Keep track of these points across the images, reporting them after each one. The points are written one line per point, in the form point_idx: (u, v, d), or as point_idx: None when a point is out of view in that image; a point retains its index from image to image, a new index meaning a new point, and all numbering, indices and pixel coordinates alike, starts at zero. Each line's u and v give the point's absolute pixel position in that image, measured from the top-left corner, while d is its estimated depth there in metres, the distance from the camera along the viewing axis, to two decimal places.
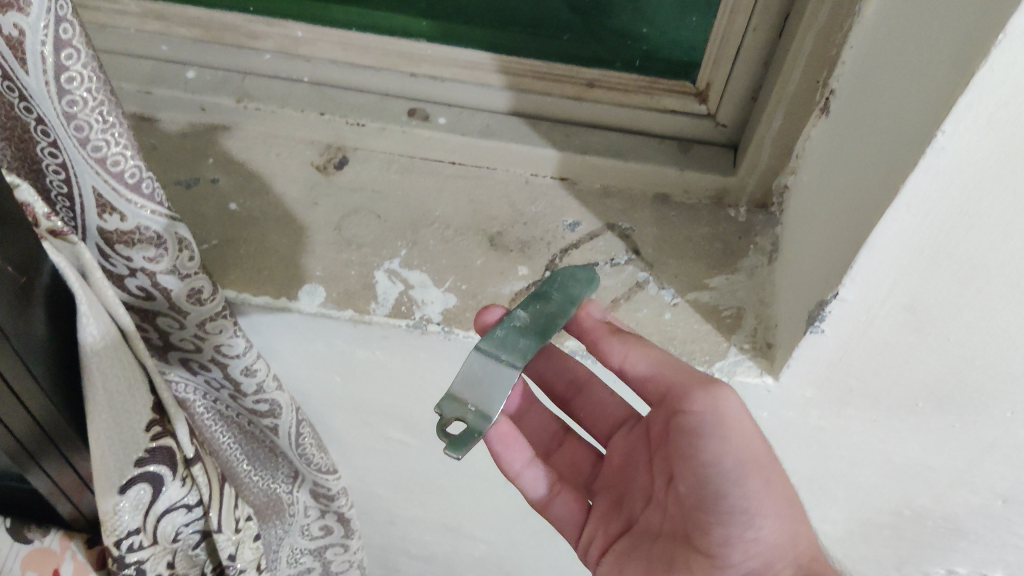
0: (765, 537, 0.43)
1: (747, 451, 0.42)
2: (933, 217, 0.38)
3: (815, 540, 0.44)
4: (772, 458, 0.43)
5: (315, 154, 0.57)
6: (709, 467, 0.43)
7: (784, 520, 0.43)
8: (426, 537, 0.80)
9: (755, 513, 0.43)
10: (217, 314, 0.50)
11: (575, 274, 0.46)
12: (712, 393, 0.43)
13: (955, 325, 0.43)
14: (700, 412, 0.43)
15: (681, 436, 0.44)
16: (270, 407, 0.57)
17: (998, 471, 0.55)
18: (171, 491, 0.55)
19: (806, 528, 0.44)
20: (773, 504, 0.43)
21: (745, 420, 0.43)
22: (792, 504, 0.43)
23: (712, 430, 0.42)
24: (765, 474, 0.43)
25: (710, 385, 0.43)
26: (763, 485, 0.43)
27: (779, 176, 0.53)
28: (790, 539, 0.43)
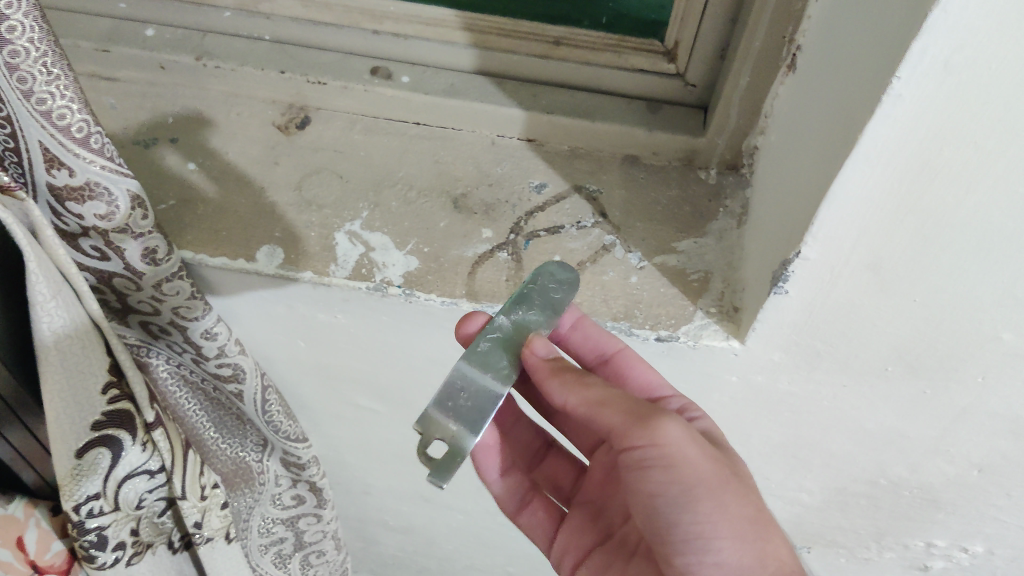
0: (728, 561, 0.41)
1: (694, 477, 0.41)
2: (894, 171, 0.37)
3: (790, 555, 0.41)
4: (725, 476, 0.42)
5: (276, 114, 0.56)
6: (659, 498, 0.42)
7: (746, 541, 0.41)
8: (403, 507, 0.79)
9: (712, 536, 0.41)
10: (175, 275, 0.49)
11: (560, 277, 0.46)
12: (649, 427, 0.41)
13: (920, 284, 0.43)
14: (642, 446, 0.42)
15: (631, 466, 0.43)
16: (234, 371, 0.56)
17: (972, 438, 0.54)
18: (132, 456, 0.55)
19: (777, 543, 0.42)
20: (731, 526, 0.41)
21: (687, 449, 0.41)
22: (756, 523, 0.41)
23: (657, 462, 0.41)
24: (718, 495, 0.41)
25: (647, 419, 0.41)
26: (717, 507, 0.41)
27: (748, 137, 0.52)
28: (756, 559, 0.40)
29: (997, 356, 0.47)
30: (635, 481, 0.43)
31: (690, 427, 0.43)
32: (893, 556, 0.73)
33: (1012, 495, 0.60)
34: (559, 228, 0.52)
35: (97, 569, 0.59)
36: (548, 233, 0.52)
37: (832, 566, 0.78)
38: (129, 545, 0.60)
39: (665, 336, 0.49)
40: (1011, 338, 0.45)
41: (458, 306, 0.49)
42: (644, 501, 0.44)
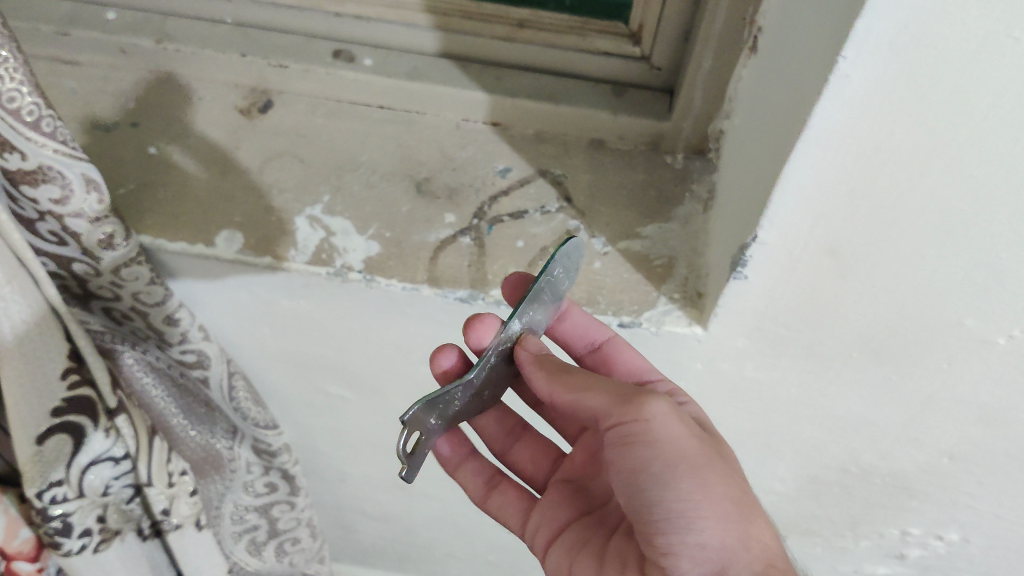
0: (711, 542, 0.41)
1: (677, 454, 0.42)
2: (846, 154, 0.36)
3: (771, 542, 0.42)
4: (709, 457, 0.43)
5: (238, 98, 0.55)
6: (641, 476, 0.43)
7: (730, 523, 0.42)
8: (379, 495, 0.79)
9: (696, 516, 0.41)
10: (134, 260, 0.49)
11: (569, 261, 0.44)
12: (633, 404, 0.42)
13: (880, 270, 0.42)
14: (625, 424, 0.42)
15: (613, 448, 0.44)
16: (198, 357, 0.56)
17: (940, 425, 0.54)
18: (95, 444, 0.53)
19: (758, 526, 0.42)
20: (714, 505, 0.42)
21: (669, 426, 0.42)
22: (738, 503, 0.42)
23: (639, 440, 0.42)
24: (701, 473, 0.42)
25: (631, 399, 0.42)
26: (699, 485, 0.42)
27: (714, 121, 0.51)
28: (738, 541, 0.41)
29: (961, 342, 0.46)
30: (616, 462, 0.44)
31: (675, 408, 0.44)
32: (869, 544, 0.73)
33: (984, 483, 0.59)
34: (522, 213, 0.52)
35: (65, 555, 0.59)
36: (512, 219, 0.51)
37: (809, 555, 0.77)
38: (97, 532, 0.59)
39: (627, 323, 0.48)
40: (974, 324, 0.45)
41: (419, 292, 0.49)
42: (623, 484, 0.44)
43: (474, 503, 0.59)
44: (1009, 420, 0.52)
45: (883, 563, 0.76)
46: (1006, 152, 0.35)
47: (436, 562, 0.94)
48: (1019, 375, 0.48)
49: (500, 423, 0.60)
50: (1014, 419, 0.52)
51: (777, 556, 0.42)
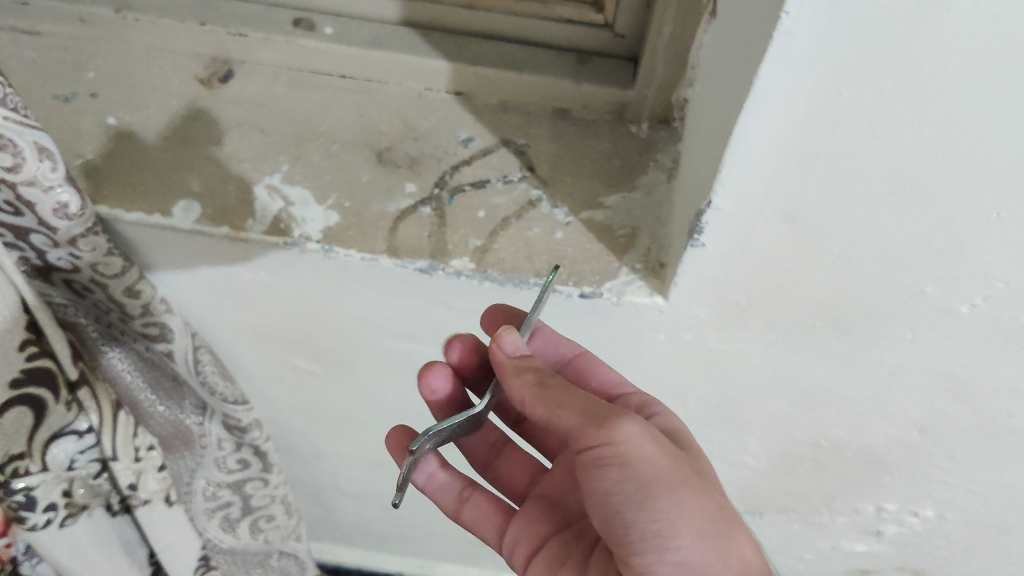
0: (689, 560, 0.42)
1: (653, 473, 0.42)
2: (795, 113, 0.36)
3: (752, 556, 0.42)
4: (683, 475, 0.43)
5: (199, 68, 0.55)
6: (616, 494, 0.43)
7: (708, 540, 0.42)
8: (355, 472, 0.79)
9: (672, 535, 0.42)
10: (90, 231, 0.47)
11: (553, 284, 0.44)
12: (605, 425, 0.41)
13: (837, 237, 0.41)
14: (597, 445, 0.42)
15: (586, 463, 0.43)
16: (162, 331, 0.55)
17: (909, 397, 0.53)
18: (56, 417, 0.54)
19: (736, 539, 0.43)
20: (690, 524, 0.42)
21: (644, 446, 0.42)
22: (716, 517, 0.43)
23: (612, 460, 0.42)
24: (676, 492, 0.42)
25: (605, 419, 0.42)
26: (675, 503, 0.42)
27: (678, 88, 0.51)
28: (716, 558, 0.42)
29: (924, 311, 0.46)
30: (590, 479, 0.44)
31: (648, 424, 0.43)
32: (846, 521, 0.72)
33: (956, 456, 0.59)
34: (484, 182, 0.51)
35: (28, 531, 0.57)
36: (474, 188, 0.51)
37: (787, 532, 0.77)
38: (62, 507, 0.58)
39: (588, 293, 0.48)
40: (935, 292, 0.44)
41: (379, 262, 0.48)
42: (598, 498, 0.44)
43: (449, 516, 0.58)
44: (976, 390, 0.51)
45: (861, 540, 0.76)
46: (955, 109, 0.34)
47: (416, 541, 0.93)
48: (983, 344, 0.47)
49: (482, 439, 0.61)
50: (981, 390, 0.51)
51: (759, 569, 0.42)
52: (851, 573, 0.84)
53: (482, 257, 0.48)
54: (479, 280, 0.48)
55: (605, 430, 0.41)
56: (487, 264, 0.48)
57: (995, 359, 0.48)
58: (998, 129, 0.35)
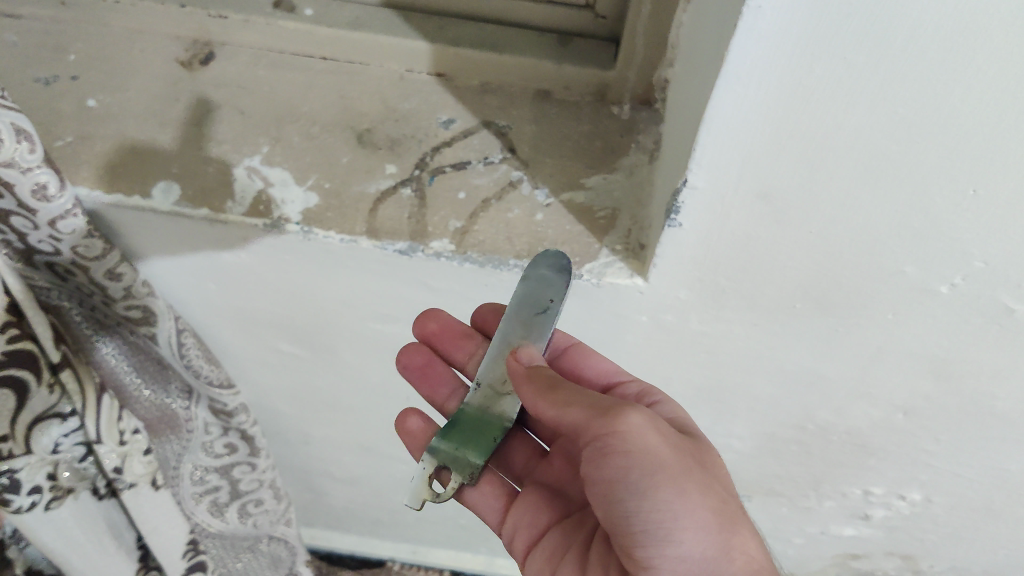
0: (691, 554, 0.40)
1: (657, 463, 0.41)
2: (768, 89, 0.35)
3: (757, 555, 0.41)
4: (687, 469, 0.42)
5: (180, 50, 0.55)
6: (619, 485, 0.42)
7: (710, 533, 0.41)
8: (344, 457, 0.79)
9: (674, 527, 0.41)
10: (69, 212, 0.46)
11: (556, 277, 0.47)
12: (609, 415, 0.41)
13: (814, 215, 0.41)
14: (602, 436, 0.42)
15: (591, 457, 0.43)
16: (144, 314, 0.54)
17: (892, 379, 0.53)
18: (38, 399, 0.54)
19: (741, 539, 0.41)
20: (693, 516, 0.41)
21: (649, 436, 0.42)
22: (720, 515, 0.41)
23: (616, 451, 0.42)
24: (680, 483, 0.41)
25: (610, 410, 0.42)
26: (678, 494, 0.41)
27: (659, 69, 0.51)
28: (718, 552, 0.40)
29: (903, 291, 0.46)
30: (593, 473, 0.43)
31: (658, 419, 0.43)
32: (833, 505, 0.72)
33: (940, 439, 0.59)
34: (465, 163, 0.51)
35: (14, 514, 0.58)
36: (454, 169, 0.51)
37: (775, 516, 0.77)
38: (47, 489, 0.59)
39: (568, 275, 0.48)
40: (914, 272, 0.44)
41: (358, 244, 0.48)
42: (600, 494, 0.44)
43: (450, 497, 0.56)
44: (958, 372, 0.51)
45: (849, 525, 0.76)
46: (928, 85, 0.34)
47: (407, 526, 0.94)
48: (963, 324, 0.47)
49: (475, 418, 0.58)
50: (964, 371, 0.51)
51: (761, 566, 0.41)
52: (840, 557, 0.84)
53: (462, 239, 0.48)
54: (459, 261, 0.48)
55: (609, 419, 0.41)
56: (467, 245, 0.48)
57: (977, 340, 0.48)
58: (971, 105, 0.35)
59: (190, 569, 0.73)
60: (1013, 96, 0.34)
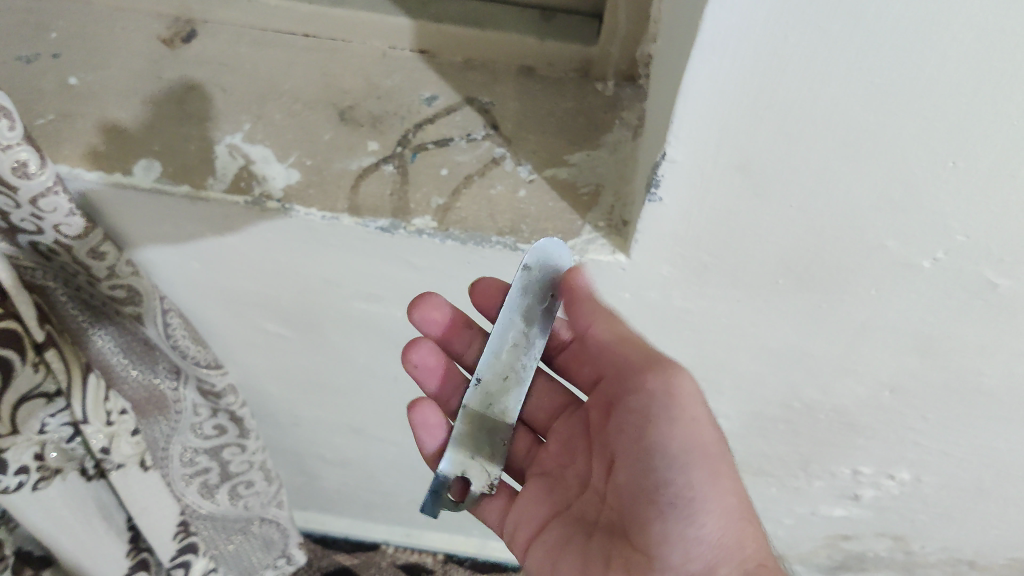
0: (707, 538, 0.44)
1: (695, 441, 0.45)
2: (743, 60, 0.35)
3: (765, 549, 0.44)
4: (722, 452, 0.45)
5: (162, 28, 0.55)
6: (654, 455, 0.45)
7: (728, 520, 0.44)
8: (335, 440, 0.79)
9: (699, 506, 0.44)
10: (50, 190, 0.45)
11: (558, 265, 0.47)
12: (663, 376, 0.46)
13: (794, 188, 0.41)
14: (653, 394, 0.46)
15: (635, 424, 0.47)
16: (129, 294, 0.54)
17: (877, 356, 0.53)
18: (23, 378, 0.53)
19: (752, 532, 0.44)
20: (718, 499, 0.44)
21: (697, 406, 0.45)
22: (738, 506, 0.45)
23: (662, 413, 0.45)
24: (712, 465, 0.45)
25: (664, 371, 0.46)
26: (708, 476, 0.44)
27: (641, 45, 0.51)
28: (732, 540, 0.44)
29: (885, 266, 0.45)
30: (631, 438, 0.47)
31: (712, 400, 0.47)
32: (822, 484, 0.73)
33: (928, 417, 0.59)
34: (447, 140, 0.51)
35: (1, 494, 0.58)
36: (437, 146, 0.51)
37: (766, 497, 0.77)
38: (34, 470, 0.59)
39: None
40: (896, 247, 0.44)
41: (340, 222, 0.48)
42: (631, 464, 0.47)
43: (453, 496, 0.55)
44: (943, 348, 0.51)
45: (839, 505, 0.76)
46: (904, 55, 0.34)
47: (400, 508, 0.94)
48: (947, 300, 0.47)
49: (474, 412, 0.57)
50: (949, 348, 0.51)
51: (766, 559, 0.44)
52: (831, 538, 0.84)
53: (444, 216, 0.48)
54: (441, 239, 0.48)
55: (664, 380, 0.45)
56: (449, 222, 0.48)
57: (961, 316, 0.48)
58: (947, 75, 0.34)
59: (181, 550, 0.73)
60: (989, 65, 0.34)
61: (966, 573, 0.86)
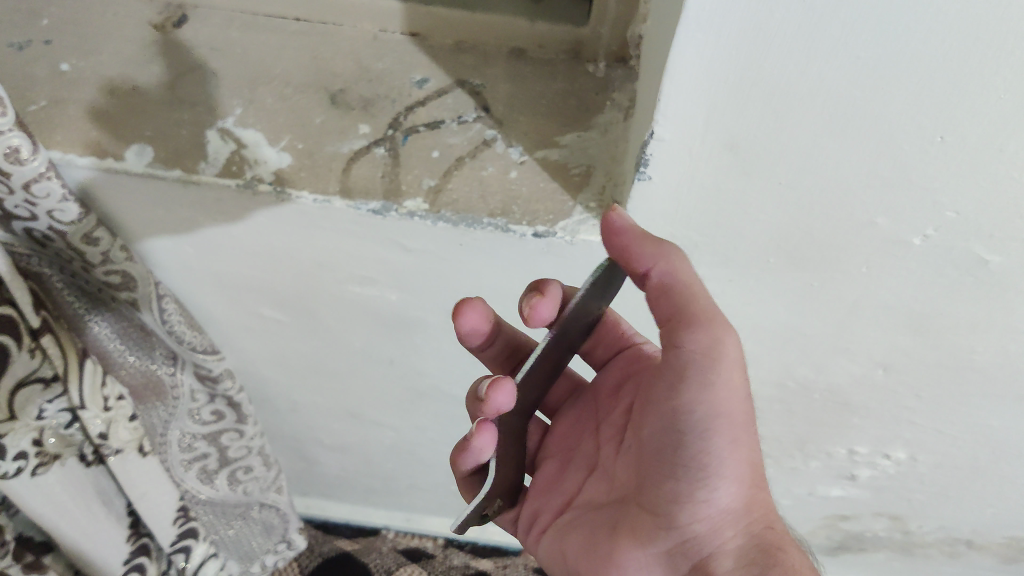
0: (718, 501, 0.43)
1: (723, 408, 0.42)
2: (729, 37, 0.35)
3: (774, 514, 0.44)
4: (748, 420, 0.43)
5: (154, 14, 0.55)
6: (680, 417, 0.42)
7: (741, 486, 0.43)
8: (334, 425, 0.79)
9: (716, 472, 0.42)
10: (42, 175, 0.45)
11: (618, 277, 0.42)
12: (712, 328, 0.40)
13: (782, 166, 0.41)
14: (692, 352, 0.41)
15: (665, 376, 0.43)
16: (124, 279, 0.54)
17: (869, 335, 0.53)
18: (20, 364, 0.54)
19: (763, 497, 0.44)
20: (734, 466, 0.43)
21: (735, 375, 0.41)
22: (754, 470, 0.43)
23: (697, 374, 0.41)
24: (735, 432, 0.42)
25: (714, 325, 0.40)
26: (729, 443, 0.42)
27: (632, 25, 0.51)
28: (741, 506, 0.43)
29: (876, 243, 0.45)
30: (662, 394, 0.44)
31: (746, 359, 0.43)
32: (818, 464, 0.73)
33: (922, 396, 0.59)
34: (439, 123, 0.51)
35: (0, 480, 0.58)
36: (428, 128, 0.51)
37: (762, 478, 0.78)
38: (33, 456, 0.59)
39: (542, 232, 0.47)
40: (886, 223, 0.44)
41: (331, 204, 0.48)
42: (657, 421, 0.45)
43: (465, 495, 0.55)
44: (935, 326, 0.51)
45: (836, 485, 0.77)
46: (888, 29, 0.34)
47: (400, 493, 0.94)
48: (939, 277, 0.47)
49: None
50: (941, 325, 0.51)
51: (773, 522, 0.44)
52: (830, 519, 0.85)
53: (436, 198, 0.48)
54: (433, 220, 0.48)
55: (711, 342, 0.40)
56: (440, 205, 0.48)
57: (952, 293, 0.48)
58: (933, 47, 0.34)
59: (181, 536, 0.73)
60: (974, 39, 0.34)
61: (964, 552, 0.87)
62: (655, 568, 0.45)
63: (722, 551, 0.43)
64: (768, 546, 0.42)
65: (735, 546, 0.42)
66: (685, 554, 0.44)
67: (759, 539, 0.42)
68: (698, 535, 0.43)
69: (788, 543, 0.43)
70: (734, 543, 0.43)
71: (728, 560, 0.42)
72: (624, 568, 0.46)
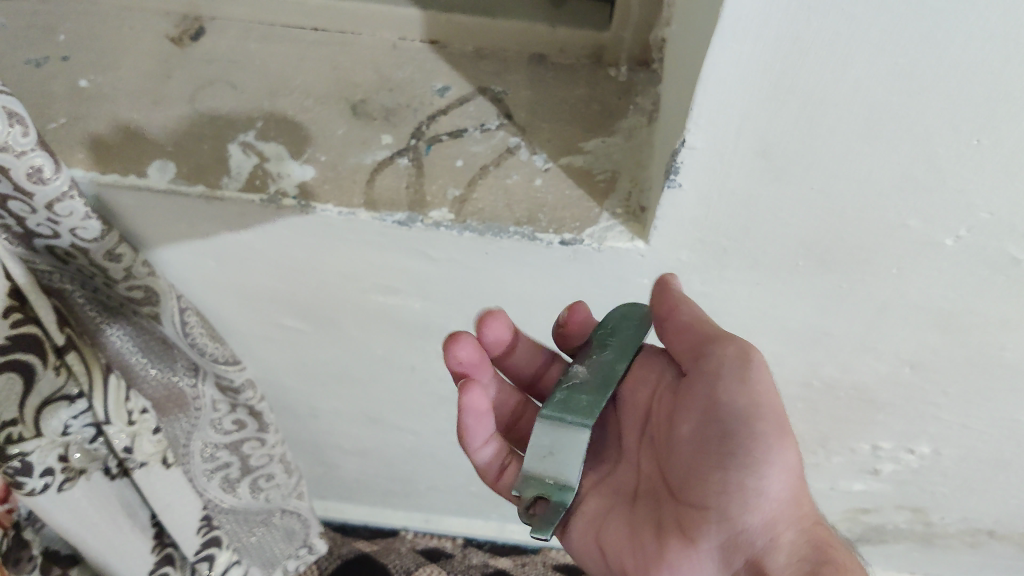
0: (768, 491, 0.42)
1: (765, 401, 0.42)
2: (765, 44, 0.35)
3: (817, 513, 0.43)
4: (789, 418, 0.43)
5: (170, 27, 0.55)
6: (723, 409, 0.42)
7: (789, 479, 0.42)
8: (354, 430, 0.79)
9: (765, 462, 0.41)
10: (67, 194, 0.45)
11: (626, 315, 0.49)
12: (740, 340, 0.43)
13: (814, 171, 0.41)
14: (727, 355, 0.43)
15: (703, 376, 0.44)
16: (146, 295, 0.54)
17: (898, 333, 0.53)
18: (45, 380, 0.54)
19: (804, 492, 0.43)
20: (783, 457, 0.42)
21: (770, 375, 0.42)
22: (799, 465, 0.42)
23: (735, 373, 0.42)
24: (779, 423, 0.42)
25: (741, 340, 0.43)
26: (775, 434, 0.41)
27: (655, 29, 0.51)
28: (790, 498, 0.42)
29: (907, 245, 0.45)
30: (701, 392, 0.44)
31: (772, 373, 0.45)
32: (842, 460, 0.73)
33: (948, 392, 0.59)
34: (462, 131, 0.51)
35: (28, 496, 0.58)
36: (450, 137, 0.50)
37: None
38: (59, 472, 0.59)
39: (569, 240, 0.47)
40: (918, 225, 0.44)
41: (356, 217, 0.47)
42: (696, 417, 0.44)
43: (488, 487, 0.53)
44: (966, 324, 0.51)
45: (859, 479, 0.77)
46: (929, 35, 0.33)
47: (419, 495, 0.94)
48: (971, 277, 0.47)
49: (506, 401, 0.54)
50: (971, 323, 0.51)
51: (818, 521, 0.43)
52: (851, 512, 0.85)
53: (461, 208, 0.48)
54: (459, 230, 0.47)
55: (740, 348, 0.43)
56: (466, 214, 0.47)
57: (984, 291, 0.48)
58: (974, 52, 0.34)
59: (204, 544, 0.73)
60: (1014, 46, 0.33)
61: (985, 542, 0.87)
62: (708, 567, 0.43)
63: (776, 544, 0.41)
64: (822, 542, 0.41)
65: (788, 540, 0.41)
66: (738, 549, 0.42)
67: (810, 535, 0.41)
68: (751, 528, 0.42)
69: (836, 543, 0.42)
70: (786, 537, 0.41)
71: (782, 555, 0.41)
72: (674, 566, 0.44)
